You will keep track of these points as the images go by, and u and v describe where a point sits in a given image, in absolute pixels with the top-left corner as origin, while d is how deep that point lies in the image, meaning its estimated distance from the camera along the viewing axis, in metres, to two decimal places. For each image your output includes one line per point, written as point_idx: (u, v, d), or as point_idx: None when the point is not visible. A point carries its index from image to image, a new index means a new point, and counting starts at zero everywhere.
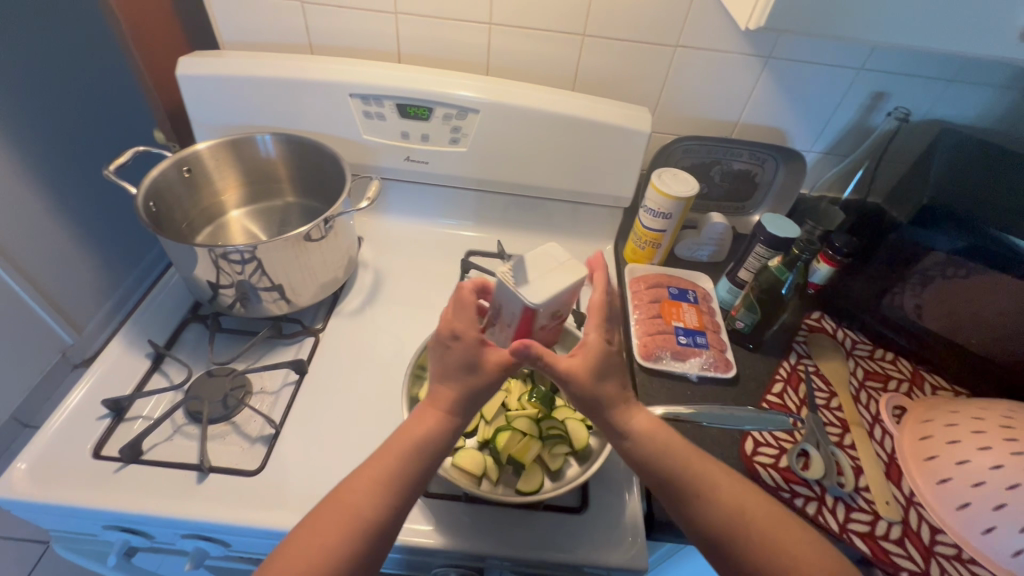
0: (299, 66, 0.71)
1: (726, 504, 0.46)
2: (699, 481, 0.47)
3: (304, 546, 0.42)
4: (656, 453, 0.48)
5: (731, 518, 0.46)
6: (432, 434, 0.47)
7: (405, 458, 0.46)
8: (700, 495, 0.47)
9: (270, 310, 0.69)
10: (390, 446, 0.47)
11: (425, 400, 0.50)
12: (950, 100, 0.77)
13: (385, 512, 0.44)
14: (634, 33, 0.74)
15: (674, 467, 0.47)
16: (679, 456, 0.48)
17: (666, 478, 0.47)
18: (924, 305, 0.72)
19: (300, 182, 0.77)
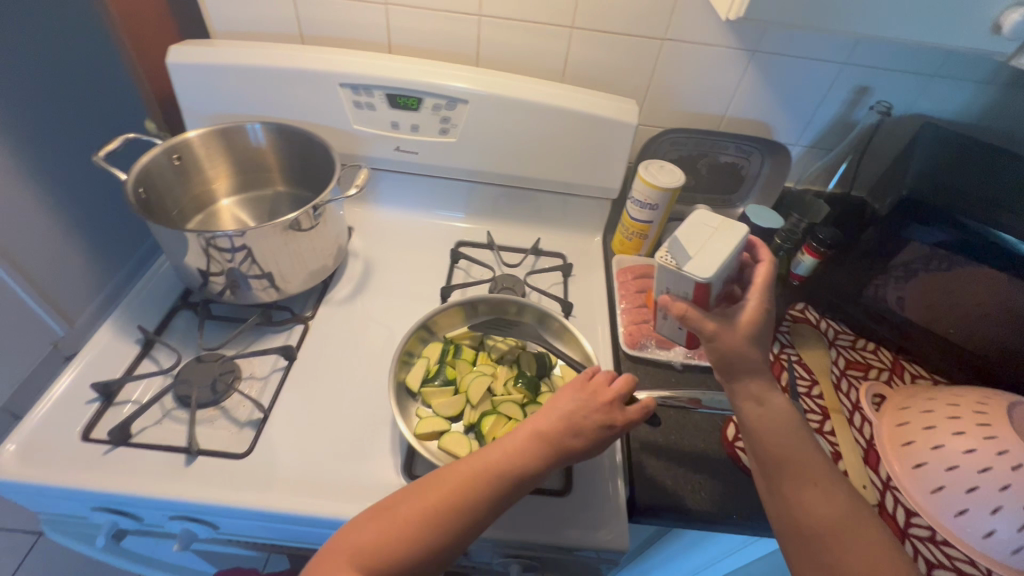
0: (290, 56, 0.72)
1: (841, 502, 0.46)
2: (816, 474, 0.47)
3: (410, 510, 0.44)
4: (787, 436, 0.48)
5: (835, 520, 0.45)
6: (537, 447, 0.47)
7: (509, 458, 0.47)
8: (814, 489, 0.46)
9: (260, 298, 0.69)
10: (483, 458, 0.46)
11: (541, 428, 0.48)
12: (932, 96, 0.78)
13: (480, 503, 0.45)
14: (622, 26, 0.74)
15: (803, 455, 0.48)
16: (812, 446, 0.48)
17: (789, 462, 0.47)
18: (906, 297, 0.74)
19: (290, 171, 0.78)
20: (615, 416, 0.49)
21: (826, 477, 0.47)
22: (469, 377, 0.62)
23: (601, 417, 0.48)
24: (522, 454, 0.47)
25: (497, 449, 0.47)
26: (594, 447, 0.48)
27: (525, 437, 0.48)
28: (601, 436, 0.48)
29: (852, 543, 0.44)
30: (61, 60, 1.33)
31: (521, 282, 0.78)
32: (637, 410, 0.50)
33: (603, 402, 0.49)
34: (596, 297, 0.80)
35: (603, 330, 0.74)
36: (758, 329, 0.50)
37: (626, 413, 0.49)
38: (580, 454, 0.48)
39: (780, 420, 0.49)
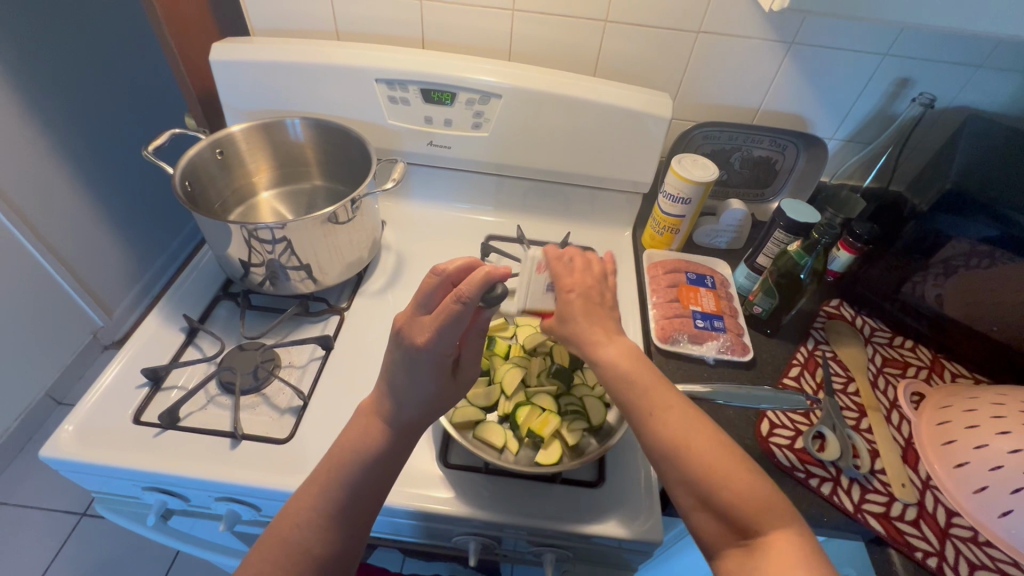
0: (326, 53, 0.73)
1: (675, 429, 0.42)
2: (654, 402, 0.44)
3: (283, 529, 0.48)
4: (618, 381, 0.45)
5: (675, 446, 0.41)
6: (371, 441, 0.51)
7: (352, 455, 0.50)
8: (651, 417, 0.43)
9: (298, 289, 0.71)
10: (339, 447, 0.51)
11: (370, 410, 0.53)
12: (977, 86, 0.76)
13: (347, 491, 0.49)
14: (655, 19, 0.74)
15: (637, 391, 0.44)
16: (642, 375, 0.45)
17: (627, 400, 0.45)
18: (945, 293, 0.72)
19: (327, 165, 0.79)
20: (413, 334, 0.50)
21: (663, 401, 0.44)
22: (502, 368, 0.62)
23: (410, 353, 0.50)
24: (370, 425, 0.52)
25: (351, 431, 0.52)
26: (421, 361, 0.50)
27: (365, 411, 0.53)
28: (415, 351, 0.50)
29: (693, 459, 0.40)
30: (101, 58, 1.37)
31: None
32: (440, 320, 0.48)
33: (412, 322, 0.51)
34: (626, 291, 0.80)
35: (634, 324, 0.74)
36: (561, 311, 0.51)
37: (426, 331, 0.49)
38: (416, 374, 0.51)
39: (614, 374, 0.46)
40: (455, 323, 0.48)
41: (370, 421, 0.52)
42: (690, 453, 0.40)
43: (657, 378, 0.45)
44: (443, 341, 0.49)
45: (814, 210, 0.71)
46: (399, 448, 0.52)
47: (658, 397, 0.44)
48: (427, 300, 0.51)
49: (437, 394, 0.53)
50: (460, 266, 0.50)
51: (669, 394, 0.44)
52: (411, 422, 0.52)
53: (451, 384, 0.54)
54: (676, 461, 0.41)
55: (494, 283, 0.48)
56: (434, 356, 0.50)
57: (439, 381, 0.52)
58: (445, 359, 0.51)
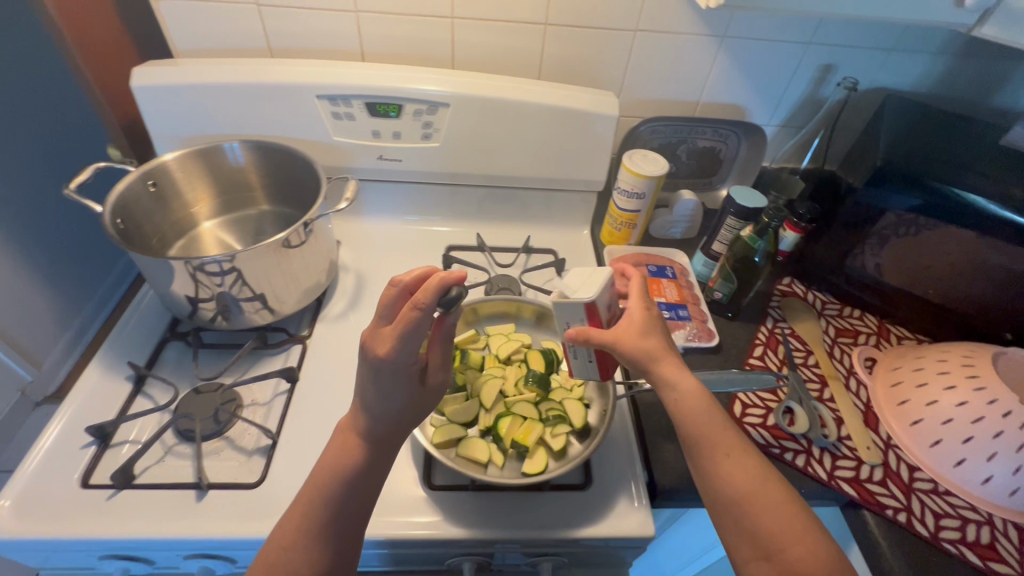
0: (262, 71, 0.70)
1: (747, 477, 0.44)
2: (729, 444, 0.45)
3: (271, 558, 0.46)
4: (695, 417, 0.46)
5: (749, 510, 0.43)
6: (351, 455, 0.49)
7: (332, 472, 0.49)
8: (730, 461, 0.45)
9: (255, 321, 0.67)
10: (317, 470, 0.49)
11: (345, 427, 0.51)
12: (893, 68, 0.82)
13: (331, 510, 0.47)
14: (593, 19, 0.75)
15: (714, 428, 0.46)
16: (710, 426, 0.46)
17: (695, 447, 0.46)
18: (883, 264, 0.77)
19: (270, 187, 0.75)
20: (375, 347, 0.48)
21: (739, 447, 0.46)
22: (479, 381, 0.61)
23: (371, 367, 0.48)
24: (346, 444, 0.50)
25: (328, 453, 0.50)
26: (386, 374, 0.48)
27: (342, 428, 0.52)
28: (379, 364, 0.48)
29: (765, 512, 0.43)
30: (6, 91, 1.26)
31: (517, 282, 0.78)
32: (401, 329, 0.47)
33: (374, 333, 0.48)
34: None
35: None
36: (636, 323, 0.49)
37: (387, 342, 0.47)
38: (384, 387, 0.49)
39: (693, 404, 0.46)
40: (417, 332, 0.47)
41: (348, 438, 0.51)
42: (760, 503, 0.43)
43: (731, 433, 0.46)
44: (406, 351, 0.47)
45: (759, 194, 0.74)
46: (377, 462, 0.50)
47: (733, 445, 0.46)
48: (388, 311, 0.49)
49: (406, 404, 0.50)
50: (418, 274, 0.50)
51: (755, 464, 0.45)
52: (388, 434, 0.51)
53: (421, 393, 0.52)
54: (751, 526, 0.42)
55: (449, 288, 0.47)
56: (398, 367, 0.48)
57: (407, 391, 0.50)
58: (411, 369, 0.50)
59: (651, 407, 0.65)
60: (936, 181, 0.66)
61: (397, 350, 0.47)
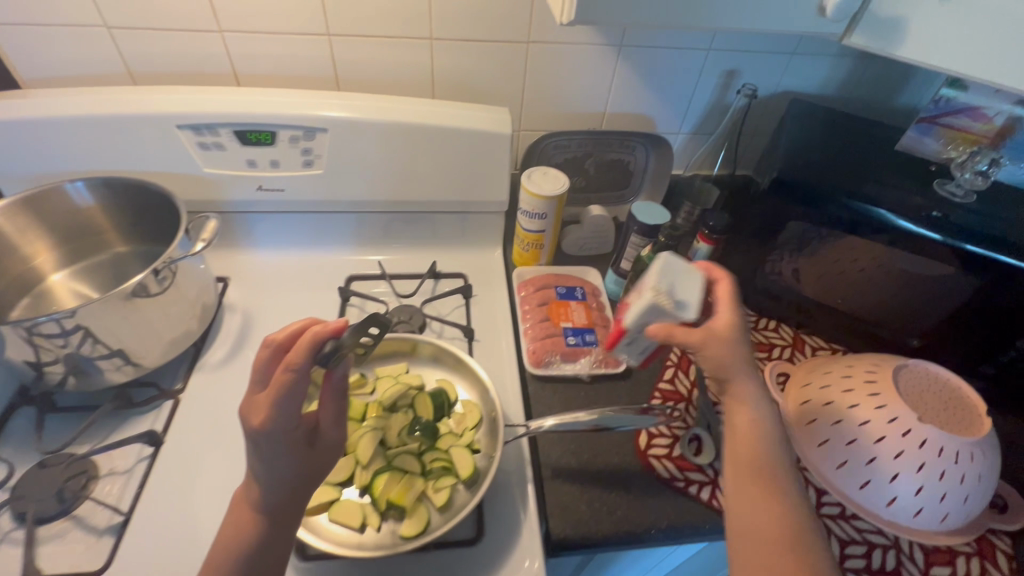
0: (112, 101, 0.64)
1: (786, 526, 0.44)
2: (779, 486, 0.46)
3: None
4: (762, 450, 0.47)
5: (761, 553, 0.44)
6: (247, 529, 0.45)
7: (229, 551, 0.44)
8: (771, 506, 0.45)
9: (115, 380, 0.60)
10: (213, 550, 0.45)
11: (240, 498, 0.47)
12: (797, 72, 0.80)
13: None
14: (481, 32, 0.71)
15: (769, 466, 0.47)
16: (749, 462, 0.47)
17: (730, 477, 0.48)
18: (801, 268, 0.74)
19: (129, 227, 0.67)
20: (249, 416, 0.43)
21: (786, 495, 0.46)
22: (357, 434, 0.56)
23: (253, 437, 0.44)
24: (241, 518, 0.45)
25: (224, 530, 0.46)
26: (267, 445, 0.44)
27: (235, 501, 0.47)
28: (257, 434, 0.43)
29: (792, 565, 0.42)
30: None
31: (418, 313, 0.74)
32: (275, 392, 0.43)
33: (249, 402, 0.44)
34: (499, 315, 0.76)
35: (507, 352, 0.71)
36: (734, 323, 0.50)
37: (262, 409, 0.43)
38: (271, 456, 0.44)
39: (762, 431, 0.48)
40: (292, 394, 0.43)
41: (239, 513, 0.46)
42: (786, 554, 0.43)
43: (773, 478, 0.46)
44: (285, 416, 0.43)
45: (663, 210, 0.71)
46: (279, 537, 0.45)
47: (780, 493, 0.46)
48: (262, 375, 0.46)
49: (296, 472, 0.46)
50: (292, 331, 0.46)
51: (785, 515, 0.45)
52: (285, 506, 0.46)
53: (314, 457, 0.47)
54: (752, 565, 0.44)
55: (320, 342, 0.43)
56: (278, 437, 0.44)
57: (297, 457, 0.46)
58: (296, 433, 0.45)
59: (551, 447, 0.61)
60: (839, 194, 0.64)
61: (273, 416, 0.43)
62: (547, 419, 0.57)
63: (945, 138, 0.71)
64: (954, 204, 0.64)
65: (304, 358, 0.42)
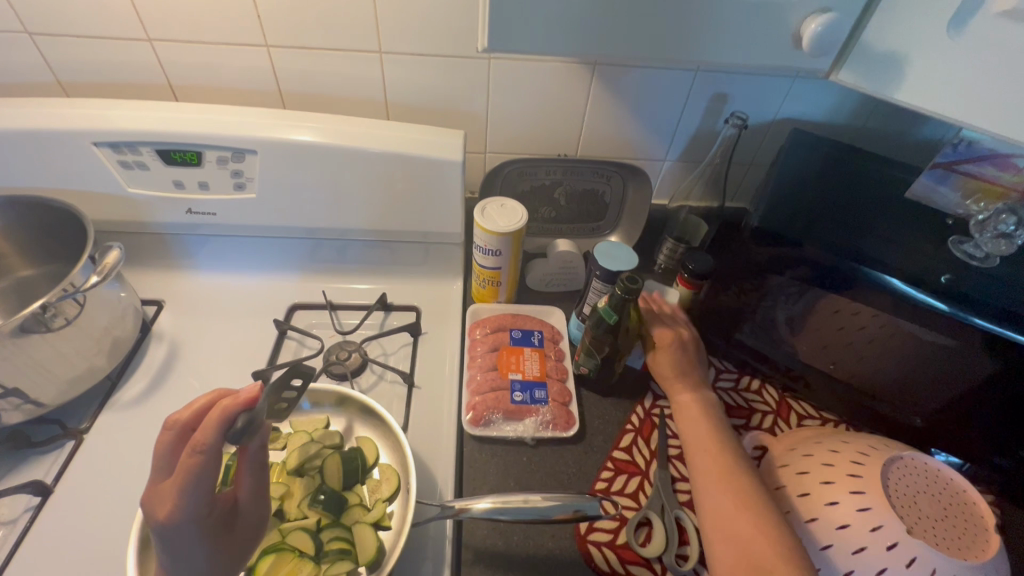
0: (26, 115, 0.59)
1: (717, 490, 0.50)
2: (709, 460, 0.53)
3: None
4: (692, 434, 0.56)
5: (729, 522, 0.48)
6: None
7: None
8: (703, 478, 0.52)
9: (11, 420, 0.56)
10: None
11: None
12: (801, 98, 0.70)
13: None
14: (437, 46, 0.64)
15: (699, 444, 0.55)
16: (711, 446, 0.54)
17: (694, 463, 0.54)
18: (796, 317, 0.63)
19: (33, 250, 0.61)
20: (153, 509, 0.38)
21: (718, 465, 0.52)
22: None
23: (162, 529, 0.38)
24: None
25: None
26: (176, 538, 0.38)
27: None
28: (165, 529, 0.38)
29: (726, 519, 0.48)
30: None
31: (356, 352, 0.67)
32: (181, 478, 0.37)
33: (153, 492, 0.39)
34: (446, 359, 0.68)
35: (448, 403, 0.64)
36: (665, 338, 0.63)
37: (169, 497, 0.37)
38: (187, 549, 0.39)
39: (694, 422, 0.57)
40: (202, 479, 0.38)
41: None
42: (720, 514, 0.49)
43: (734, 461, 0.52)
44: (195, 502, 0.38)
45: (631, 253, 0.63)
46: None
47: (713, 465, 0.53)
48: (166, 462, 0.40)
49: (215, 563, 0.40)
50: (199, 407, 0.40)
51: (747, 484, 0.50)
52: None
53: (236, 540, 0.41)
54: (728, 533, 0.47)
55: (232, 417, 0.38)
56: (189, 528, 0.38)
57: (218, 544, 0.40)
58: (213, 518, 0.40)
59: (476, 524, 0.54)
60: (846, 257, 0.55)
61: (182, 505, 0.38)
62: (483, 501, 0.50)
63: (964, 189, 0.64)
64: (959, 269, 0.55)
65: (213, 436, 0.37)
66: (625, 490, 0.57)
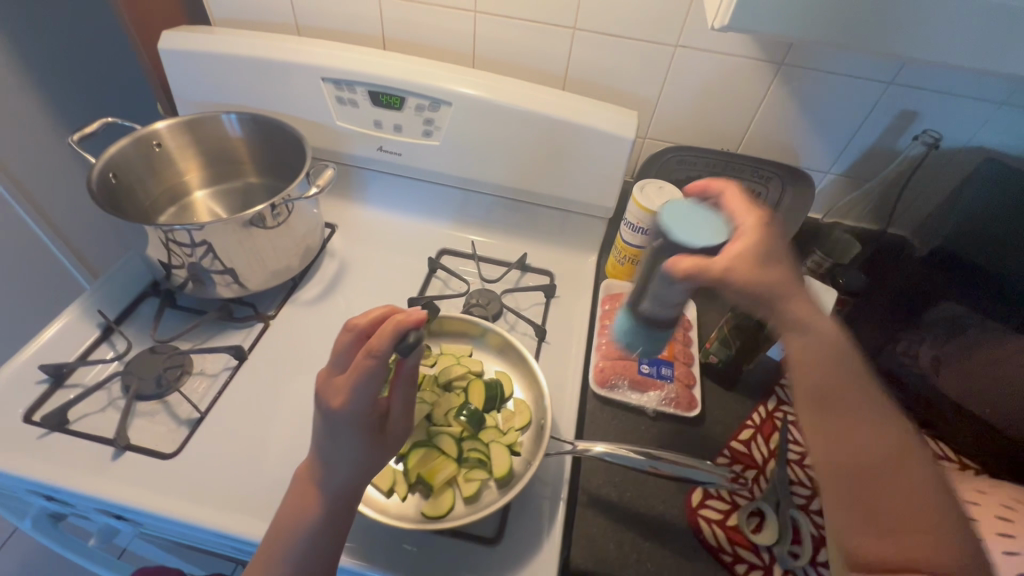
0: (275, 48, 0.70)
1: (862, 440, 0.40)
2: (856, 396, 0.42)
3: None
4: (828, 357, 0.43)
5: (884, 486, 0.39)
6: (303, 521, 0.43)
7: (282, 544, 0.43)
8: (847, 416, 0.41)
9: (223, 294, 0.67)
10: (275, 525, 0.44)
11: (302, 473, 0.45)
12: (999, 128, 0.66)
13: None
14: (629, 29, 0.68)
15: (836, 375, 0.42)
16: (854, 383, 0.42)
17: (835, 406, 0.42)
18: (944, 357, 0.60)
19: (263, 161, 0.72)
20: (328, 397, 0.41)
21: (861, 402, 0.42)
22: None
23: (327, 417, 0.41)
24: (305, 495, 0.44)
25: (286, 506, 0.44)
26: (341, 427, 0.42)
27: (300, 482, 0.44)
28: (334, 418, 0.41)
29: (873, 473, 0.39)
30: None
31: (496, 300, 0.72)
32: (354, 377, 0.40)
33: (327, 383, 0.42)
34: (576, 324, 0.73)
35: (574, 362, 0.68)
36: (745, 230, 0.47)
37: (341, 391, 0.41)
38: (346, 441, 0.42)
39: (825, 348, 0.43)
40: (370, 382, 0.40)
41: (306, 491, 0.43)
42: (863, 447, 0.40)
43: (879, 407, 0.42)
44: (361, 402, 0.41)
45: (723, 217, 0.50)
46: (341, 521, 0.43)
47: (852, 402, 0.42)
48: (341, 360, 0.43)
49: (364, 459, 0.43)
50: (375, 317, 0.44)
51: (895, 436, 0.41)
52: (350, 490, 0.43)
53: (384, 445, 0.44)
54: (875, 478, 0.39)
55: (405, 332, 0.40)
56: (354, 423, 0.41)
57: (370, 444, 0.43)
58: (371, 421, 0.42)
59: (592, 472, 0.58)
60: None
61: (351, 400, 0.41)
62: (596, 445, 0.53)
63: None
64: None
65: (386, 345, 0.40)
66: (739, 479, 0.58)
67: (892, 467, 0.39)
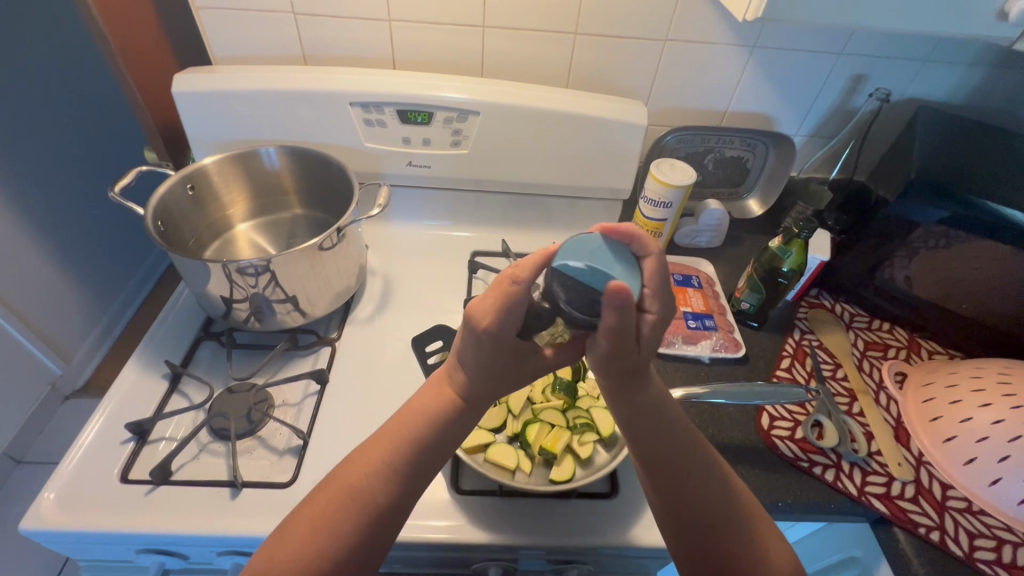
0: (296, 78, 0.72)
1: (704, 497, 0.45)
2: (692, 458, 0.46)
3: (340, 485, 0.45)
4: (658, 427, 0.47)
5: (720, 533, 0.45)
6: (439, 410, 0.48)
7: (411, 432, 0.47)
8: (688, 477, 0.46)
9: (286, 323, 0.68)
10: (410, 411, 0.48)
11: (439, 376, 0.50)
12: (926, 79, 0.81)
13: (394, 490, 0.45)
14: (625, 29, 0.76)
15: (666, 441, 0.46)
16: (682, 445, 0.47)
17: (669, 472, 0.46)
18: (914, 275, 0.76)
19: (309, 193, 0.77)
20: (476, 316, 0.43)
21: (693, 461, 0.46)
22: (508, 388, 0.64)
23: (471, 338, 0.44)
24: (441, 392, 0.49)
25: (421, 398, 0.49)
26: (485, 346, 0.44)
27: (437, 379, 0.50)
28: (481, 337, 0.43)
29: (707, 522, 0.45)
30: (25, 91, 1.27)
31: None
32: (495, 303, 0.41)
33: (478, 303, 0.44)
34: None
35: None
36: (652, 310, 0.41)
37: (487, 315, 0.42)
38: (483, 356, 0.45)
39: (654, 417, 0.47)
40: (511, 313, 0.41)
41: (442, 388, 0.49)
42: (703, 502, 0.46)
43: (710, 459, 0.47)
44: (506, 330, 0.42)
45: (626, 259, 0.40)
46: (466, 423, 0.48)
47: (690, 463, 0.46)
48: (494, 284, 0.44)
49: (498, 370, 0.46)
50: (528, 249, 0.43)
51: (724, 486, 0.46)
52: (481, 399, 0.48)
53: (520, 372, 0.47)
54: (712, 527, 0.45)
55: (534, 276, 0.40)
56: (499, 344, 0.43)
57: (509, 366, 0.46)
58: (517, 340, 0.45)
59: None
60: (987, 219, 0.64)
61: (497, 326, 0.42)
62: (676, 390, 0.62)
63: None
64: None
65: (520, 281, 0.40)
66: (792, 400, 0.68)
67: (722, 515, 0.45)
